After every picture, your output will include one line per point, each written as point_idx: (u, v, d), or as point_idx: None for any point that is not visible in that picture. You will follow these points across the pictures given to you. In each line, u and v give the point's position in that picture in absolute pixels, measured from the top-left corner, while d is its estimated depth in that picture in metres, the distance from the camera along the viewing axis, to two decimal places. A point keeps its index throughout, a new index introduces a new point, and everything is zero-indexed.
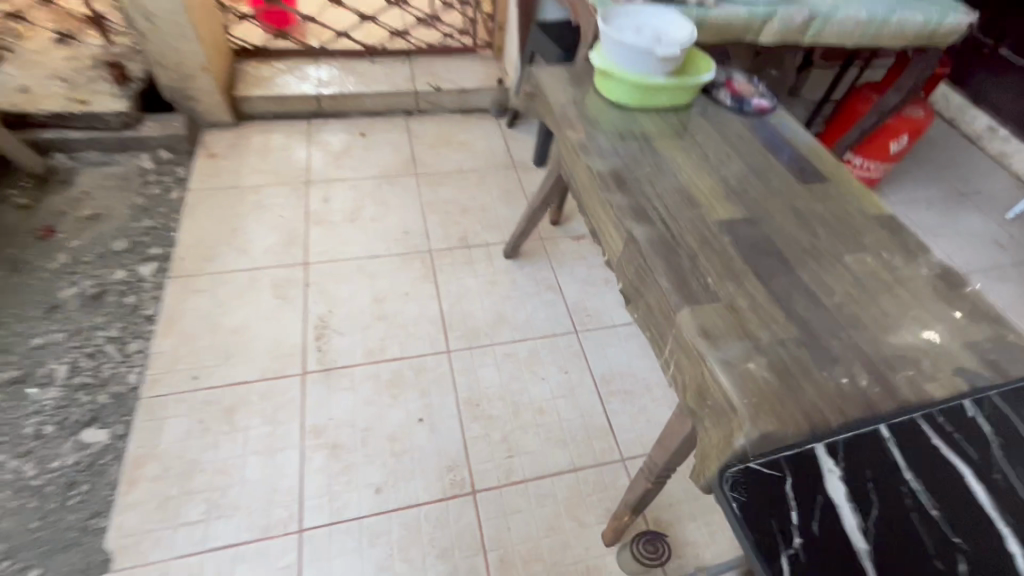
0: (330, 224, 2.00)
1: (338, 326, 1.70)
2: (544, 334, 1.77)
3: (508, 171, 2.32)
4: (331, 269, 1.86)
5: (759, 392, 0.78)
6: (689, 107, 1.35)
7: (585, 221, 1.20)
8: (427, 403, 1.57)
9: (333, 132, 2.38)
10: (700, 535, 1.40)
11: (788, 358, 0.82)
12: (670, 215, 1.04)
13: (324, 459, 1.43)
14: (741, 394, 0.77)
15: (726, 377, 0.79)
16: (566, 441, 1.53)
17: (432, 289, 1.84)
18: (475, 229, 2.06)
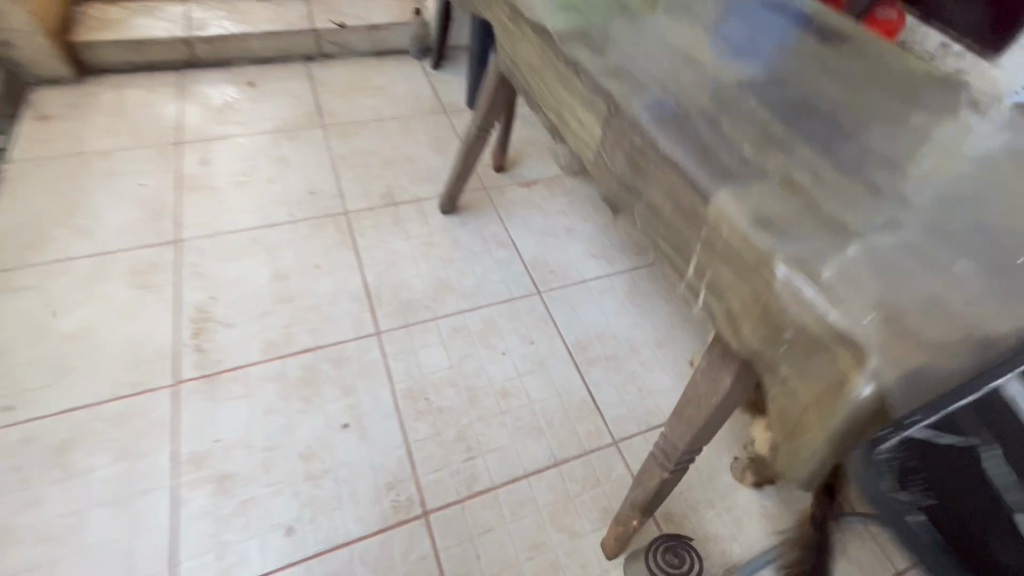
0: (211, 190, 1.55)
1: (225, 316, 1.27)
2: (500, 300, 1.41)
3: (437, 115, 1.92)
4: (212, 245, 1.41)
5: (873, 307, 0.45)
6: None
7: (543, 115, 0.85)
8: (353, 402, 1.17)
9: (212, 82, 1.89)
10: (722, 526, 1.09)
11: (893, 249, 0.51)
12: (665, 77, 0.69)
13: (208, 498, 1.01)
14: (847, 311, 0.44)
15: (813, 288, 0.46)
16: (541, 429, 1.19)
17: (351, 259, 1.44)
18: (403, 182, 1.67)
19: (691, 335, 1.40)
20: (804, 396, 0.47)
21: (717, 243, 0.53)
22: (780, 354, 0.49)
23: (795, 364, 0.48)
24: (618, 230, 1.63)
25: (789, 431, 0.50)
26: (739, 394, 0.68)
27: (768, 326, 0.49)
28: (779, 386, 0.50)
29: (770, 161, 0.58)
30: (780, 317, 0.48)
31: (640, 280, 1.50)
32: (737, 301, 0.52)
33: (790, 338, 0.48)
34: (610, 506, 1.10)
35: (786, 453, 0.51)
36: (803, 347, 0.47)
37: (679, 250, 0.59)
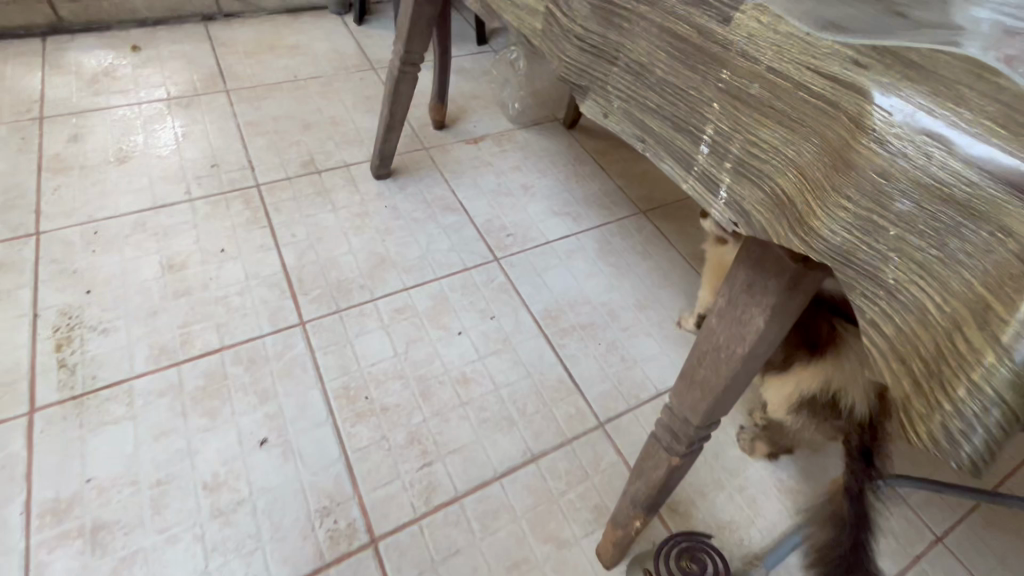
0: (84, 170, 1.25)
1: (101, 320, 1.00)
2: (451, 272, 1.18)
3: (364, 73, 1.66)
4: (84, 235, 1.12)
5: None
6: None
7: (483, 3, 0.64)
8: (273, 411, 0.93)
9: (85, 48, 1.57)
10: (737, 511, 0.91)
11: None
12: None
13: (75, 559, 0.76)
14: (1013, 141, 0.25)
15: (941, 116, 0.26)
16: (511, 418, 0.98)
17: (265, 239, 1.18)
18: (326, 147, 1.41)
19: (676, 292, 1.22)
20: (946, 308, 0.26)
21: (756, 84, 0.33)
22: (884, 245, 0.28)
23: (919, 257, 0.27)
24: (581, 183, 1.42)
25: (922, 377, 0.28)
26: (773, 339, 0.48)
27: (862, 201, 0.29)
28: (884, 304, 0.29)
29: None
30: (884, 176, 0.28)
31: (611, 236, 1.31)
32: (794, 173, 0.32)
33: (907, 211, 0.27)
34: (603, 503, 0.90)
35: (922, 421, 0.28)
36: (935, 223, 0.27)
37: (684, 123, 0.39)
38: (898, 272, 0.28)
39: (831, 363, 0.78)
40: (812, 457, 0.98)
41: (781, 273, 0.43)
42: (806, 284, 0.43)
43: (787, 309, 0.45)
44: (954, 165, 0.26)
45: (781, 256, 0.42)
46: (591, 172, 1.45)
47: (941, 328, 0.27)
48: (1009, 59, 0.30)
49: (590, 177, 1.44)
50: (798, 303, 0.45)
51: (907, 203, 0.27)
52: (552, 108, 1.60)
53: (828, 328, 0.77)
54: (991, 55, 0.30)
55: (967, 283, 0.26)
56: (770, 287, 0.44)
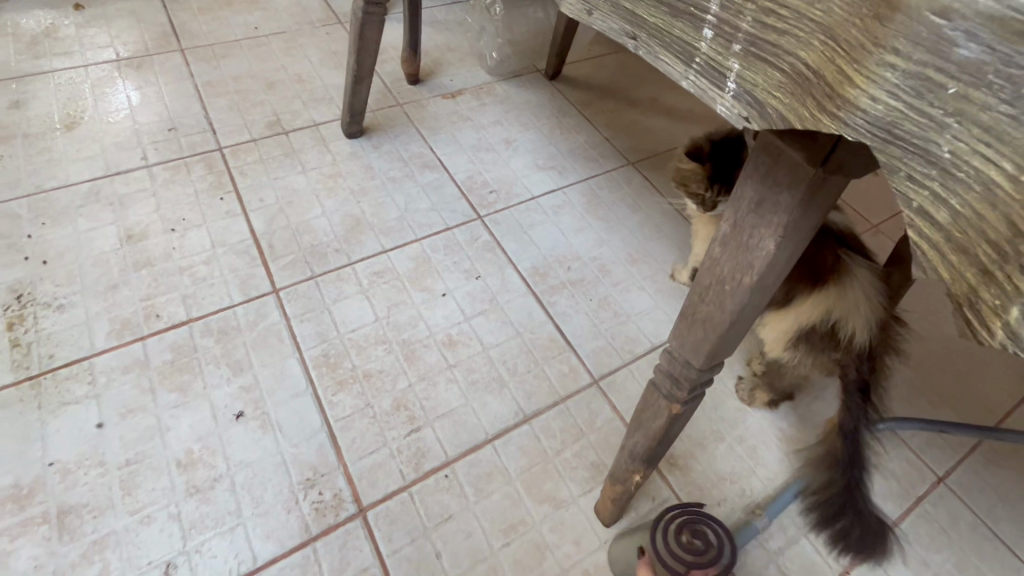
0: (28, 139, 1.16)
1: (56, 296, 0.93)
2: (432, 232, 1.12)
3: (330, 27, 1.55)
4: (32, 207, 1.04)
5: None
6: None
7: None
8: (249, 382, 0.88)
9: (21, 8, 1.44)
10: (738, 461, 0.88)
11: None
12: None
13: (41, 546, 0.71)
14: None
15: None
16: (500, 380, 0.93)
17: (230, 205, 1.10)
18: (293, 107, 1.32)
19: (668, 245, 1.17)
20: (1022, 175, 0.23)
21: None
22: (940, 109, 0.24)
23: (985, 118, 0.23)
24: (566, 135, 1.35)
25: (996, 264, 0.24)
26: (785, 263, 0.43)
27: (916, 53, 0.24)
28: (941, 185, 0.25)
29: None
30: (944, 20, 0.23)
31: (599, 189, 1.25)
32: (823, 38, 0.28)
33: (973, 57, 0.23)
34: (600, 461, 0.87)
35: (995, 315, 0.24)
36: (1009, 70, 0.22)
37: (683, 6, 0.34)
38: (958, 142, 0.24)
39: (833, 293, 0.74)
40: (812, 404, 0.95)
41: (796, 184, 0.38)
42: (824, 194, 0.38)
43: (802, 227, 0.40)
44: None
45: (796, 162, 0.37)
46: (575, 124, 1.38)
47: (1016, 204, 0.23)
48: None
49: (575, 129, 1.37)
50: (813, 219, 0.40)
51: (972, 47, 0.23)
52: (532, 59, 1.51)
53: (832, 258, 0.75)
54: None
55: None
56: (782, 203, 0.39)
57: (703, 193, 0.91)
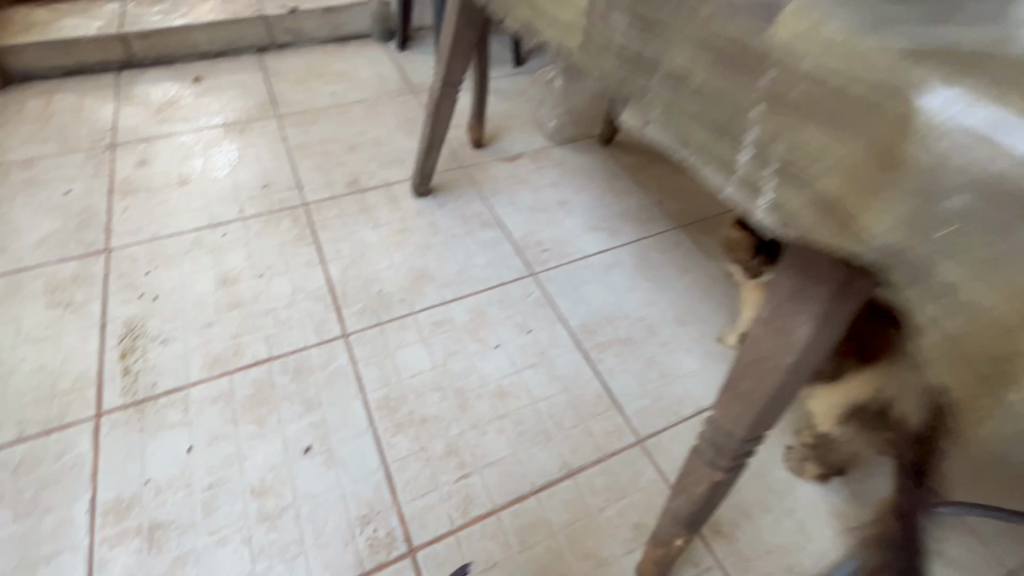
0: (149, 192, 1.35)
1: (161, 331, 1.06)
2: (488, 287, 1.20)
3: (405, 96, 1.74)
4: (148, 252, 1.20)
5: None
6: None
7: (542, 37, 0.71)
8: (318, 419, 0.96)
9: (153, 82, 1.71)
10: (786, 534, 0.87)
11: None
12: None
13: (134, 557, 0.80)
14: None
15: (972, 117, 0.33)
16: (546, 434, 0.97)
17: (311, 255, 1.23)
18: (370, 168, 1.47)
19: (716, 308, 1.19)
20: (994, 319, 0.32)
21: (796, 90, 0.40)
22: (932, 246, 0.34)
23: (972, 255, 0.32)
24: (617, 197, 1.43)
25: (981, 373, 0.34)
26: (821, 349, 0.47)
27: (907, 211, 0.34)
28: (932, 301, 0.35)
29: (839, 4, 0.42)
30: (933, 182, 0.33)
31: (648, 250, 1.30)
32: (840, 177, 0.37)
33: (956, 210, 0.32)
34: (642, 522, 0.88)
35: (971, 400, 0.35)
36: (985, 227, 0.31)
37: (730, 131, 0.44)
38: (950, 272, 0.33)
39: None
40: (865, 480, 0.93)
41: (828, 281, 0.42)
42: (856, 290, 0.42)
43: (836, 318, 0.44)
44: (1008, 165, 0.31)
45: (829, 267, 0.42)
46: (627, 188, 1.45)
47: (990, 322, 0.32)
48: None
49: (627, 192, 1.44)
50: (847, 311, 0.44)
51: (956, 204, 0.32)
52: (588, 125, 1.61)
53: None
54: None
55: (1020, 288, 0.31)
56: (816, 295, 0.43)
57: (748, 261, 0.94)
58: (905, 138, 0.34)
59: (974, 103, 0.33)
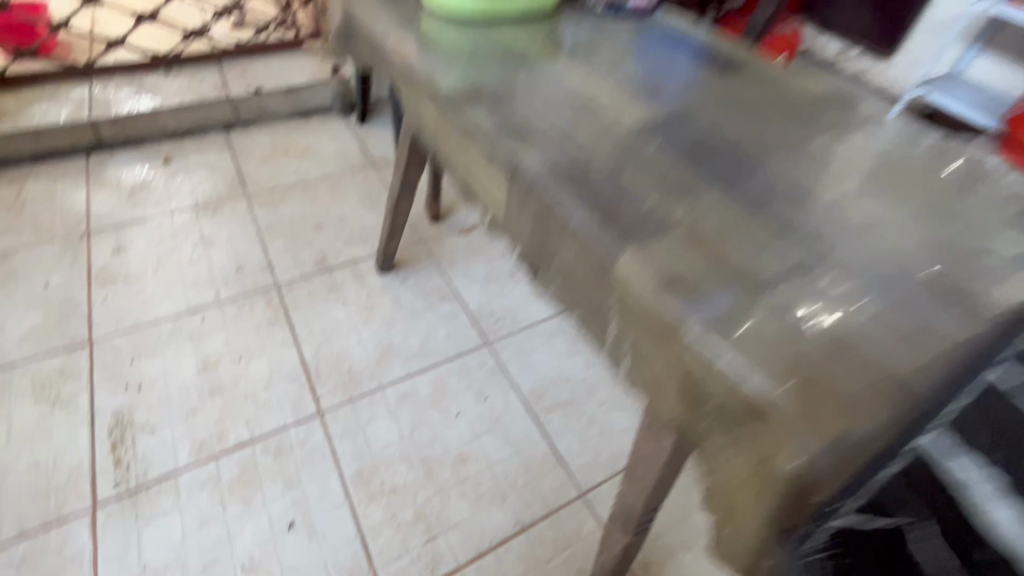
0: (128, 280, 1.44)
1: (148, 420, 1.16)
2: (447, 358, 1.35)
3: (366, 171, 1.89)
4: (130, 342, 1.30)
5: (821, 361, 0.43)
6: (548, 45, 0.91)
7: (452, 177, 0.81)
8: (299, 496, 1.08)
9: (123, 164, 1.80)
10: (703, 569, 1.04)
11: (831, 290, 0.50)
12: (536, 147, 0.64)
13: None
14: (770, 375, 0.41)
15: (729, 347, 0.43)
16: (501, 494, 1.12)
17: (286, 336, 1.36)
18: (336, 245, 1.61)
19: None
20: (728, 482, 0.44)
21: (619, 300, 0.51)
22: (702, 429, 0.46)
23: (719, 442, 0.44)
24: None
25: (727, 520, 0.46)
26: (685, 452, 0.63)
27: (686, 402, 0.47)
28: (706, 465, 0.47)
29: (660, 228, 0.53)
30: (696, 389, 0.45)
31: None
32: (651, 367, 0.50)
33: (711, 410, 0.45)
34: (585, 567, 1.04)
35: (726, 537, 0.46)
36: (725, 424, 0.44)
37: (591, 312, 0.57)
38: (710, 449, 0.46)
39: None
40: None
41: None
42: None
43: None
44: (731, 388, 0.42)
45: None
46: None
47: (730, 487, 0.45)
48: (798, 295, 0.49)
49: None
50: None
51: (710, 405, 0.45)
52: None
53: None
54: (787, 292, 0.49)
55: (739, 468, 0.43)
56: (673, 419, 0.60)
57: None
58: (676, 353, 0.46)
59: (726, 344, 0.43)
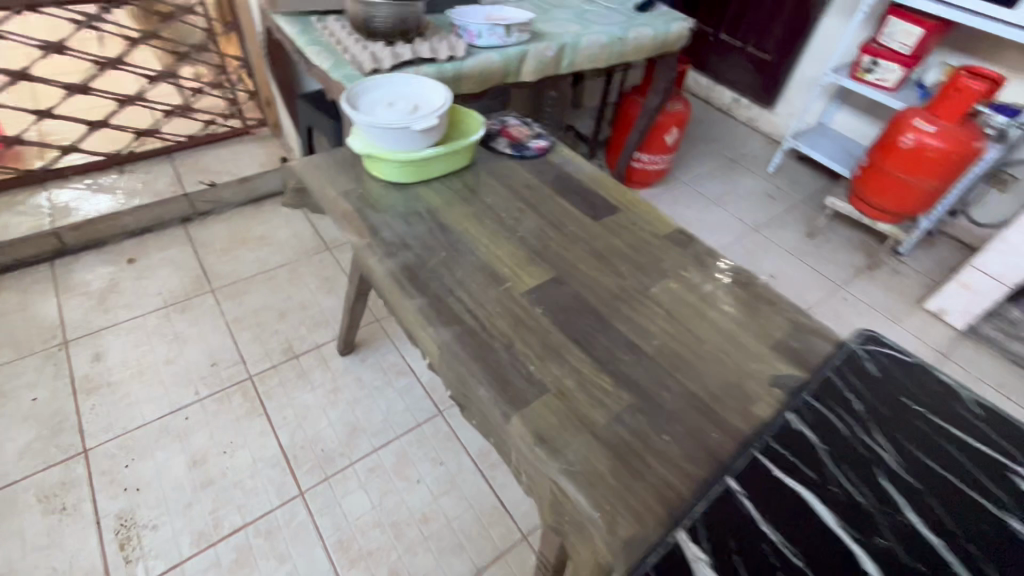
0: (111, 386, 1.61)
1: (149, 518, 1.35)
2: (407, 429, 1.60)
3: (321, 255, 2.10)
4: (122, 446, 1.48)
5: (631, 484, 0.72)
6: (466, 202, 1.18)
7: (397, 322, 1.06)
8: (290, 569, 1.30)
9: (89, 267, 1.94)
10: None
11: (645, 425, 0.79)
12: (455, 321, 0.90)
13: None
14: (595, 501, 0.69)
15: (574, 484, 0.71)
16: (460, 545, 1.38)
17: (263, 425, 1.56)
18: (300, 332, 1.83)
19: None
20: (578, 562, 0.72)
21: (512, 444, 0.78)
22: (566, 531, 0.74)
23: (574, 539, 0.72)
24: None
25: None
26: None
27: (555, 514, 0.74)
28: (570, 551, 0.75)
29: (537, 390, 0.81)
30: (558, 507, 0.73)
31: None
32: (535, 489, 0.77)
33: (568, 520, 0.72)
34: None
35: None
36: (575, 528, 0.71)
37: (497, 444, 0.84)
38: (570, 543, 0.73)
39: None
40: None
41: None
42: None
43: None
44: (574, 508, 0.70)
45: None
46: None
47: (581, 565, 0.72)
48: (622, 435, 0.77)
49: None
50: None
51: (567, 517, 0.72)
52: None
53: None
54: (615, 432, 0.77)
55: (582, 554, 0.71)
56: None
57: None
58: (545, 484, 0.73)
59: (572, 480, 0.71)
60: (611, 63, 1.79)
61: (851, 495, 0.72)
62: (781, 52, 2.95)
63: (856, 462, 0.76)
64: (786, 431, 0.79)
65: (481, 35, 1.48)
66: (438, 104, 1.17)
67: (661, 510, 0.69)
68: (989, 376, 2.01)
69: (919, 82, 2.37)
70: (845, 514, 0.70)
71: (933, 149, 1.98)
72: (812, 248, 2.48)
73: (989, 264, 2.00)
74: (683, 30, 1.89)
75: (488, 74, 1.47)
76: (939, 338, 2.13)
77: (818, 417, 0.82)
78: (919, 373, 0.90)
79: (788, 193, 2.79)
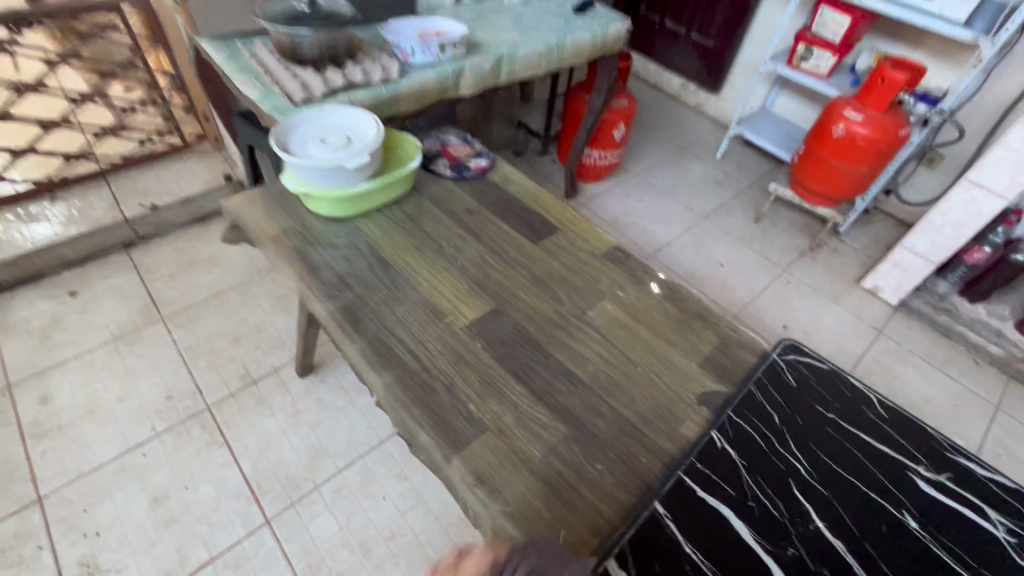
0: (62, 429, 1.57)
1: (113, 562, 1.35)
2: (371, 447, 1.63)
3: (273, 273, 2.08)
4: (78, 491, 1.46)
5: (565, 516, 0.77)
6: (406, 233, 1.19)
7: None
8: None
9: (27, 303, 1.87)
10: None
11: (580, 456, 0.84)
12: (396, 364, 0.92)
13: None
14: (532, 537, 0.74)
15: (512, 523, 0.75)
16: (427, 558, 1.43)
17: (225, 456, 1.57)
18: (257, 356, 1.81)
19: None
20: None
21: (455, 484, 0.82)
22: None
23: None
24: None
25: None
26: None
27: None
28: None
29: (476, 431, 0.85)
30: None
31: None
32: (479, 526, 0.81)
33: None
34: None
35: None
36: None
37: None
38: None
39: None
40: None
41: None
42: None
43: None
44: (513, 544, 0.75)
45: None
46: None
47: None
48: (558, 468, 0.82)
49: None
50: None
51: None
52: None
53: None
54: (551, 466, 0.82)
55: None
56: None
57: None
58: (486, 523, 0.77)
59: (510, 519, 0.75)
60: (551, 69, 1.79)
61: (765, 508, 0.78)
62: (724, 38, 2.99)
63: (772, 475, 0.82)
64: (709, 450, 0.85)
65: (415, 54, 1.46)
66: (370, 138, 1.17)
67: (593, 540, 0.75)
68: (919, 348, 2.15)
69: (852, 67, 2.45)
70: (759, 527, 0.76)
71: (862, 138, 2.07)
72: (758, 233, 2.57)
73: (917, 244, 2.11)
74: (621, 30, 1.90)
75: (425, 92, 1.46)
76: (875, 314, 2.26)
77: (740, 433, 0.88)
78: (833, 380, 0.98)
79: (735, 178, 2.87)
